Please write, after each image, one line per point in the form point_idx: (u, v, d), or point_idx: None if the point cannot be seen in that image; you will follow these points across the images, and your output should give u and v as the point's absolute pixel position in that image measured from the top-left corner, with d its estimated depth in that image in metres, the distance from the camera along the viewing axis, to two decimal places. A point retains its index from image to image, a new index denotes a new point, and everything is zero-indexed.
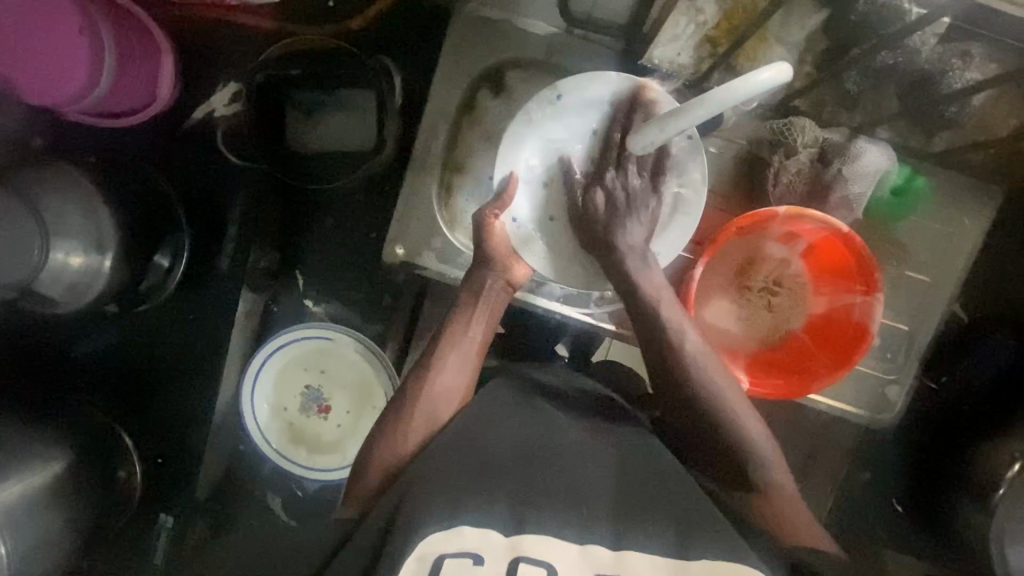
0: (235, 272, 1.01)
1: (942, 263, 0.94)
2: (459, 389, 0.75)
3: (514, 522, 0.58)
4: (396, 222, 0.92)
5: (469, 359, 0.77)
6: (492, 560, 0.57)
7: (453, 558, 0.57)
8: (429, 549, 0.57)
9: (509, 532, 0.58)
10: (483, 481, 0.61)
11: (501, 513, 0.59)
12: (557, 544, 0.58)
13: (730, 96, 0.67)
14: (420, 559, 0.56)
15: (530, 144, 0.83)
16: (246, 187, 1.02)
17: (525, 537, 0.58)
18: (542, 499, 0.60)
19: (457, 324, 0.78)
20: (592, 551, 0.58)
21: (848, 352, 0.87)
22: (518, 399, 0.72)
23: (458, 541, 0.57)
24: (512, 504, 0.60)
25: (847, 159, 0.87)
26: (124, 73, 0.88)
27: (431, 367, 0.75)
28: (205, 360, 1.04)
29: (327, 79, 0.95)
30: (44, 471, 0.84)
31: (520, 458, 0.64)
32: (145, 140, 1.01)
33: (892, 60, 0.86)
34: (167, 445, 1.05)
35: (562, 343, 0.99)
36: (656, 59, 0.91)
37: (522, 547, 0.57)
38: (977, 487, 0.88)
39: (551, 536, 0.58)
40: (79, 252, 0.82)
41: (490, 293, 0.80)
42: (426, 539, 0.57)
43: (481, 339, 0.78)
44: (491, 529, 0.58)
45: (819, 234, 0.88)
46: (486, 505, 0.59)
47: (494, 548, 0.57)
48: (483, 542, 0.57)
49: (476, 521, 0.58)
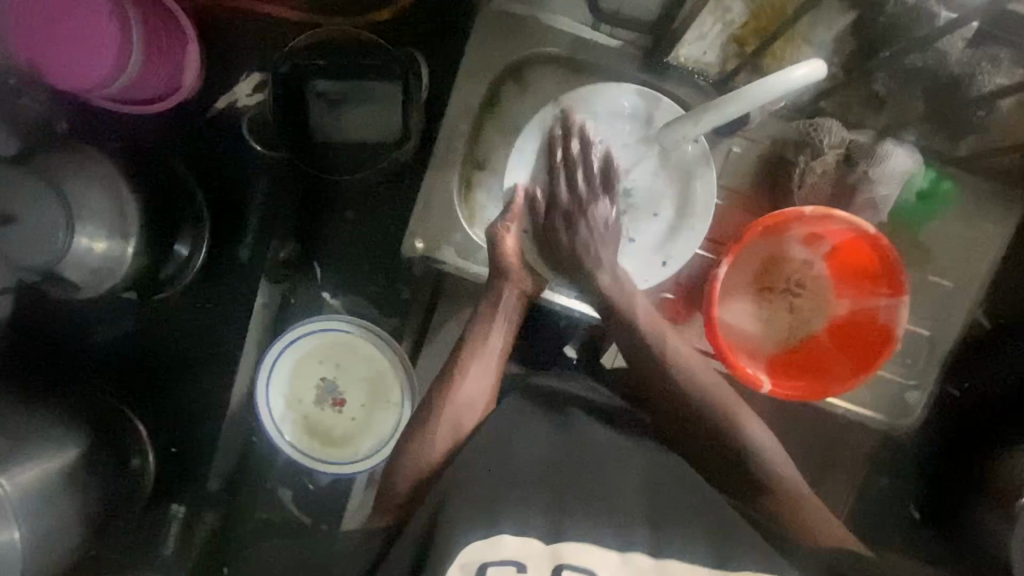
0: (254, 262, 1.01)
1: (965, 268, 0.93)
2: (480, 397, 0.76)
3: (552, 531, 0.59)
4: (417, 217, 0.92)
5: (492, 366, 0.78)
6: (535, 567, 0.58)
7: (496, 565, 0.58)
8: (470, 558, 0.58)
9: (549, 541, 0.59)
10: (521, 491, 0.62)
11: (541, 518, 0.60)
12: (597, 551, 0.59)
13: (765, 91, 0.66)
14: (462, 567, 0.57)
15: (538, 155, 0.83)
16: (268, 178, 1.02)
17: (565, 545, 0.58)
18: (578, 504, 0.61)
19: (476, 333, 0.79)
20: (632, 557, 0.59)
21: (870, 355, 0.87)
22: (539, 408, 0.72)
23: (499, 550, 0.58)
24: (547, 511, 0.61)
25: (875, 161, 0.87)
26: (151, 62, 0.88)
27: (455, 375, 0.76)
28: (221, 352, 1.04)
29: (352, 71, 0.94)
30: (59, 456, 0.84)
31: (555, 466, 0.65)
32: (166, 128, 1.00)
33: (921, 62, 0.85)
34: (181, 436, 1.05)
35: (570, 344, 0.98)
36: (682, 57, 0.91)
37: (564, 553, 0.58)
38: (996, 495, 0.88)
39: (591, 543, 0.59)
40: (103, 239, 0.82)
41: (504, 301, 0.80)
42: (468, 548, 0.58)
43: (501, 349, 0.80)
44: (532, 537, 0.59)
45: (843, 235, 0.87)
46: (525, 513, 0.60)
47: (535, 559, 0.58)
48: (524, 551, 0.58)
49: (517, 530, 0.59)
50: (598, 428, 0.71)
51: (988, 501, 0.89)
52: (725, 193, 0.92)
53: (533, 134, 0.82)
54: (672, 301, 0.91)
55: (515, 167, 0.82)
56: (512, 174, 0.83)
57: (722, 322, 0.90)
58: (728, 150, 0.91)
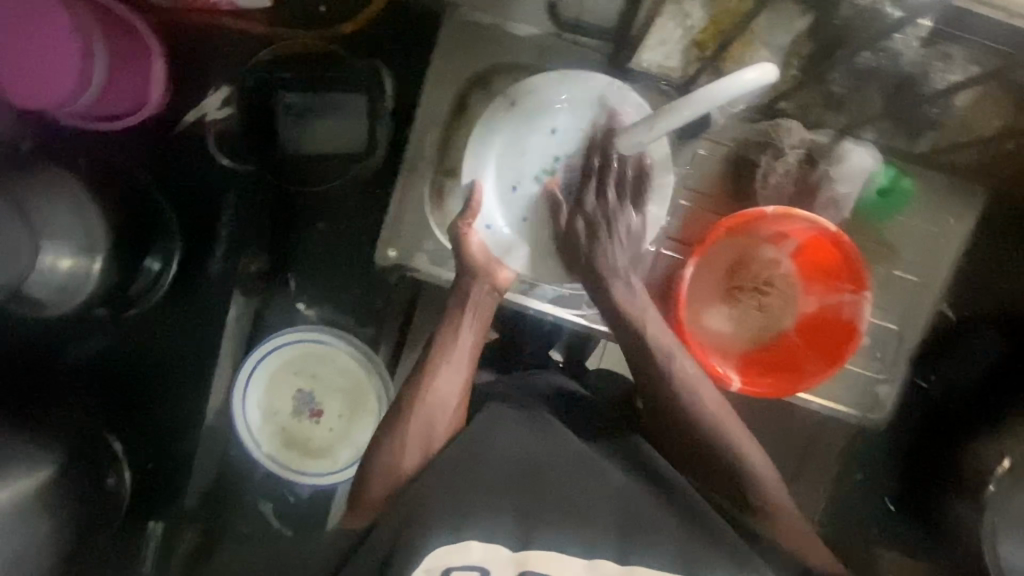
0: (226, 274, 1.02)
1: (929, 261, 0.95)
2: (455, 400, 0.76)
3: (520, 537, 0.61)
4: (388, 226, 0.92)
5: (464, 364, 0.78)
6: (497, 571, 0.60)
7: (460, 570, 0.59)
8: (437, 563, 0.59)
9: (515, 547, 0.60)
10: (489, 497, 0.63)
11: (510, 523, 0.61)
12: (564, 560, 0.60)
13: (718, 95, 0.67)
14: (427, 573, 0.58)
15: (495, 152, 0.85)
16: (237, 192, 1.02)
17: (531, 552, 0.60)
18: (548, 511, 0.63)
19: (446, 334, 0.79)
20: (600, 564, 0.61)
21: (836, 350, 0.88)
22: (515, 417, 0.71)
23: (467, 555, 0.59)
24: (517, 517, 0.62)
25: (834, 161, 0.89)
26: (116, 77, 0.89)
27: (426, 378, 0.76)
28: (196, 366, 1.04)
29: (319, 83, 0.95)
30: (32, 476, 0.83)
31: (524, 473, 0.65)
32: (137, 144, 1.01)
33: (875, 62, 0.86)
34: (159, 453, 1.05)
35: (555, 348, 1.02)
36: (644, 63, 0.93)
37: (529, 561, 0.60)
38: (966, 484, 0.89)
39: (558, 551, 0.60)
40: (68, 255, 0.82)
41: (479, 302, 0.80)
42: (438, 551, 0.59)
43: (473, 342, 0.79)
44: (499, 545, 0.60)
45: (808, 234, 0.88)
46: (493, 520, 0.61)
47: (499, 563, 0.60)
48: (490, 557, 0.60)
49: (484, 536, 0.60)
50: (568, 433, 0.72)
51: (959, 490, 0.90)
52: (693, 194, 0.93)
53: (492, 130, 0.84)
54: (644, 303, 0.92)
55: (474, 165, 0.84)
56: (469, 172, 0.84)
57: (692, 321, 0.92)
58: (694, 153, 0.92)
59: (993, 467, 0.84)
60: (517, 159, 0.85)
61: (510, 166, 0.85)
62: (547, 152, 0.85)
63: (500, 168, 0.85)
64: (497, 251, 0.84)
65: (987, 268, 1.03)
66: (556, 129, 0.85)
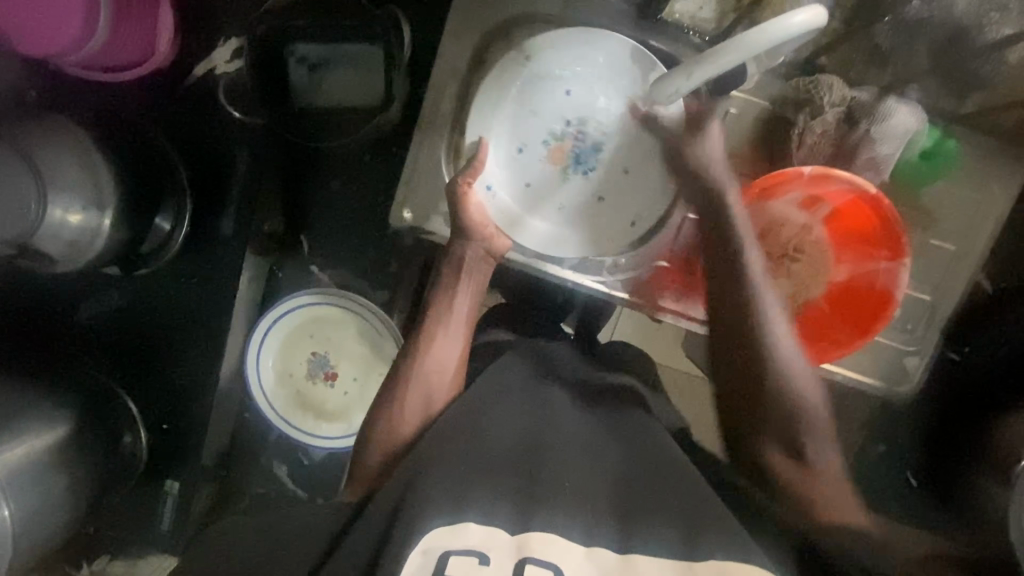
0: (239, 236, 0.96)
1: (970, 231, 0.90)
2: (453, 361, 0.75)
3: (519, 521, 0.57)
4: (402, 187, 0.90)
5: (461, 331, 0.77)
6: (498, 560, 0.54)
7: (459, 555, 0.54)
8: (434, 544, 0.54)
9: (515, 531, 0.56)
10: (486, 478, 0.60)
11: (508, 510, 0.57)
12: (563, 545, 0.55)
13: (759, 41, 0.62)
14: (425, 554, 0.54)
15: (503, 110, 0.83)
16: (247, 148, 0.96)
17: (531, 536, 0.55)
18: (549, 493, 0.59)
19: (442, 296, 0.78)
20: (597, 552, 0.56)
21: (866, 320, 0.85)
22: (517, 380, 0.72)
23: (464, 538, 0.55)
24: (516, 503, 0.58)
25: (876, 120, 0.84)
26: (122, 26, 0.84)
27: (424, 343, 0.75)
28: (206, 330, 1.01)
29: (334, 33, 0.90)
30: (47, 434, 0.83)
31: (522, 453, 0.63)
32: (145, 98, 0.97)
33: (925, 13, 0.84)
34: (171, 414, 1.02)
35: (567, 321, 1.02)
36: (676, 14, 0.88)
37: (529, 546, 0.55)
38: (991, 461, 0.86)
39: (558, 537, 0.56)
40: (78, 210, 0.79)
41: (471, 264, 0.80)
42: (430, 533, 0.55)
43: (469, 307, 0.78)
44: (498, 527, 0.56)
45: (844, 197, 0.84)
46: (491, 501, 0.58)
47: (499, 550, 0.55)
48: (489, 542, 0.55)
49: (481, 519, 0.56)
50: (576, 412, 0.71)
51: (986, 468, 0.87)
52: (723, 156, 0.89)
53: (505, 87, 0.82)
54: (666, 269, 0.89)
55: (481, 122, 0.82)
56: (475, 128, 0.82)
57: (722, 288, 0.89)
58: (727, 111, 0.87)
59: None
60: (524, 122, 0.84)
61: (519, 125, 0.84)
62: (559, 115, 0.84)
63: (507, 127, 0.84)
64: (492, 215, 0.83)
65: None
66: (570, 91, 0.83)
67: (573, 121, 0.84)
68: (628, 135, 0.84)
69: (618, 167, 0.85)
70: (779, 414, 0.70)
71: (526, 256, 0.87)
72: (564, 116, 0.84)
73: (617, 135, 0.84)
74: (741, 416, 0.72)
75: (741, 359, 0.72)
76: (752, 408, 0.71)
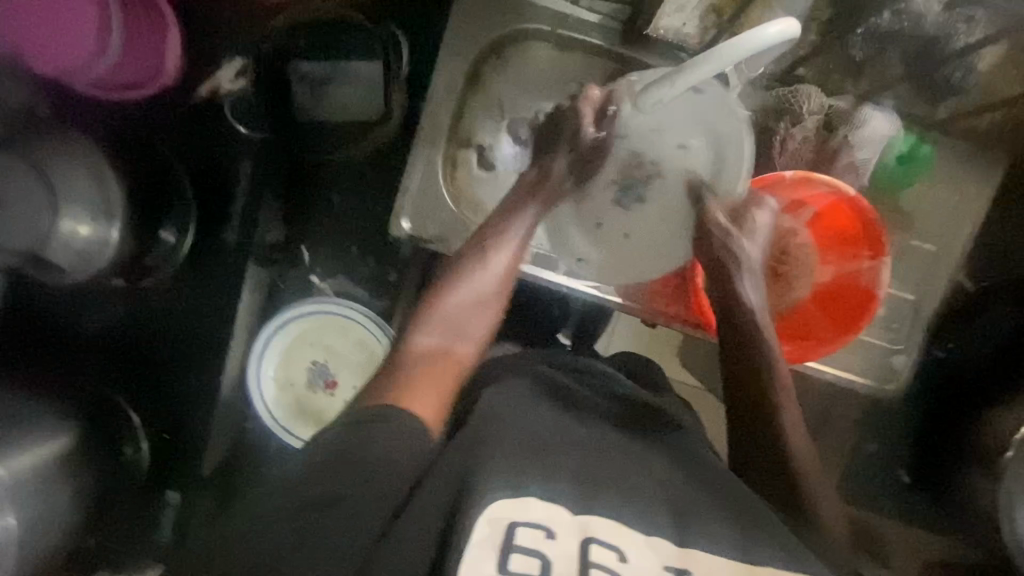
0: (241, 246, 1.02)
1: (947, 232, 0.94)
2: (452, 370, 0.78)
3: (580, 501, 0.59)
4: (402, 198, 0.94)
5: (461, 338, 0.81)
6: (563, 533, 0.56)
7: (525, 526, 0.56)
8: (501, 513, 0.56)
9: (576, 510, 0.58)
10: (543, 464, 0.62)
11: (567, 489, 0.59)
12: (622, 528, 0.58)
13: (737, 50, 0.65)
14: (491, 522, 0.55)
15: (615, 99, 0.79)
16: (251, 160, 1.01)
17: (592, 516, 0.57)
18: (599, 485, 0.61)
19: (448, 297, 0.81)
20: (656, 540, 0.58)
21: (851, 317, 0.89)
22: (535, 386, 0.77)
23: (527, 510, 0.56)
24: (575, 484, 0.60)
25: (852, 126, 0.88)
26: (132, 48, 0.88)
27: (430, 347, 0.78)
28: (210, 339, 1.04)
29: (335, 52, 0.94)
30: (52, 442, 0.84)
31: (566, 446, 0.66)
32: (149, 115, 1.00)
33: (896, 25, 0.86)
34: (174, 423, 1.05)
35: (564, 331, 1.04)
36: (660, 30, 0.91)
37: (591, 527, 0.57)
38: (979, 454, 0.90)
39: (613, 519, 0.58)
40: (87, 221, 0.82)
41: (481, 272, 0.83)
42: (496, 504, 0.56)
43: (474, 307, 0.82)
44: (559, 504, 0.58)
45: (826, 201, 0.87)
46: (550, 483, 0.59)
47: (564, 524, 0.57)
48: (552, 516, 0.57)
49: (546, 496, 0.58)
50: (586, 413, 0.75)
51: (976, 461, 0.90)
52: None
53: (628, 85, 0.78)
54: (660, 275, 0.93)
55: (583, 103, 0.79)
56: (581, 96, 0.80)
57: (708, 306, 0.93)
58: None
59: (1010, 435, 0.84)
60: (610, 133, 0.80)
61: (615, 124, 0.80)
62: (657, 152, 0.82)
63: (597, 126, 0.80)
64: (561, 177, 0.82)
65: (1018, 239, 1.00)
66: (682, 148, 0.82)
67: (657, 162, 0.83)
68: (684, 214, 0.84)
69: (656, 223, 0.85)
70: (770, 435, 0.74)
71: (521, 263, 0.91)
72: (660, 157, 0.82)
73: (678, 203, 0.84)
74: (749, 444, 0.75)
75: (737, 372, 0.77)
76: (751, 431, 0.75)
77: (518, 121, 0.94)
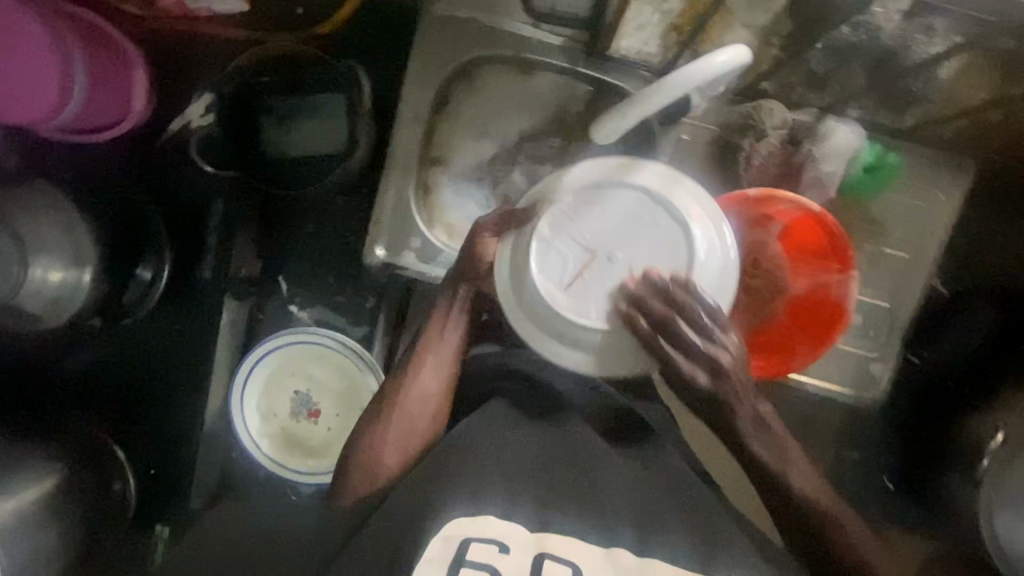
0: (217, 281, 1.02)
1: (919, 239, 0.94)
2: (435, 393, 0.80)
3: (534, 518, 0.67)
4: (375, 226, 0.94)
5: (445, 363, 0.81)
6: (517, 551, 0.65)
7: (478, 542, 0.65)
8: (453, 533, 0.65)
9: (533, 528, 0.66)
10: (506, 483, 0.69)
11: (527, 509, 0.68)
12: (581, 544, 0.66)
13: (693, 76, 0.67)
14: (445, 540, 0.65)
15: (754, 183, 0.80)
16: (223, 198, 1.03)
17: (548, 534, 0.66)
18: (559, 506, 0.69)
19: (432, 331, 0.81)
20: (616, 554, 0.66)
21: (824, 329, 0.88)
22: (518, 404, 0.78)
23: (481, 527, 0.66)
24: (535, 505, 0.68)
25: (817, 140, 0.88)
26: (96, 91, 0.88)
27: (410, 373, 0.80)
28: (193, 373, 1.05)
29: (300, 89, 0.96)
30: (35, 485, 0.85)
31: (538, 466, 0.72)
32: (120, 154, 1.01)
33: (854, 38, 0.84)
34: (161, 458, 1.06)
35: None
36: (621, 50, 0.92)
37: (547, 543, 0.66)
38: (961, 459, 0.89)
39: (573, 536, 0.67)
40: (58, 268, 0.84)
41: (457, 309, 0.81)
42: (450, 524, 0.65)
43: (458, 345, 0.82)
44: (516, 524, 0.67)
45: (792, 215, 0.88)
46: (509, 499, 0.68)
47: (520, 545, 0.65)
48: (506, 532, 0.66)
49: (501, 513, 0.67)
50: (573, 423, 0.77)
51: (953, 466, 0.91)
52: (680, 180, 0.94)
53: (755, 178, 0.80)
54: None
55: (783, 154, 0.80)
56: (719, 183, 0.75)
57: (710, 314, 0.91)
58: (679, 139, 0.92)
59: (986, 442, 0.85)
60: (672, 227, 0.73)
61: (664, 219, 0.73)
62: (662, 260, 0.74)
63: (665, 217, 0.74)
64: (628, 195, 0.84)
65: (990, 242, 1.02)
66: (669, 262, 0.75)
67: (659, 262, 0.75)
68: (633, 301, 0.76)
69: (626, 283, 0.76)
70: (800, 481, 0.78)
71: None
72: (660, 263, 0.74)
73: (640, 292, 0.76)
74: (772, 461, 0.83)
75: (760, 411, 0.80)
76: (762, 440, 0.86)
77: (487, 144, 0.97)
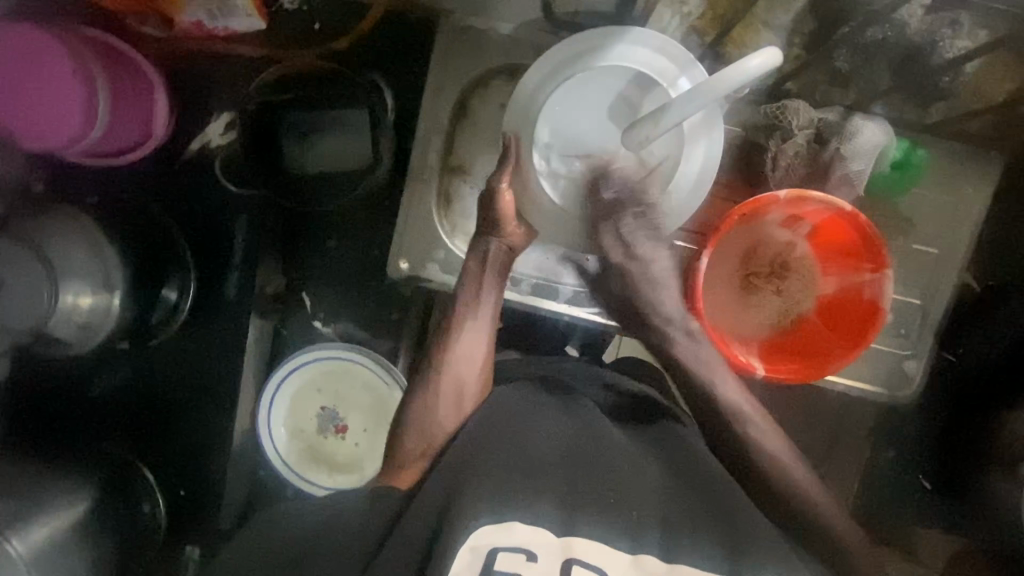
0: (242, 300, 1.02)
1: (951, 234, 0.93)
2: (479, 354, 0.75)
3: (562, 522, 0.57)
4: (397, 239, 0.93)
5: (484, 329, 0.77)
6: (545, 560, 0.55)
7: (507, 552, 0.55)
8: (482, 542, 0.55)
9: (560, 533, 0.57)
10: (530, 483, 0.60)
11: (552, 512, 0.57)
12: (609, 553, 0.57)
13: (723, 84, 0.65)
14: (472, 552, 0.55)
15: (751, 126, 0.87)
16: (246, 215, 1.02)
17: (575, 538, 0.56)
18: (586, 505, 0.59)
19: (468, 289, 0.77)
20: (644, 558, 0.56)
21: (859, 332, 0.86)
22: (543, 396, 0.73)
23: (511, 536, 0.56)
24: (560, 505, 0.58)
25: (845, 137, 0.86)
26: (118, 114, 0.88)
27: (450, 339, 0.76)
28: (219, 391, 1.05)
29: (321, 104, 0.95)
30: (67, 511, 0.84)
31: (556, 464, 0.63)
32: (143, 175, 1.01)
33: (879, 35, 0.87)
34: (189, 479, 1.05)
35: (571, 343, 0.99)
36: None
37: (573, 548, 0.56)
38: (1001, 456, 0.87)
39: (602, 543, 0.57)
40: (88, 293, 0.83)
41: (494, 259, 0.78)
42: (477, 533, 0.55)
43: (495, 304, 0.78)
44: (544, 528, 0.57)
45: (820, 216, 0.86)
46: (535, 502, 0.58)
47: (547, 551, 0.56)
48: (535, 541, 0.56)
49: (527, 519, 0.57)
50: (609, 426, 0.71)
51: (995, 463, 0.88)
52: None
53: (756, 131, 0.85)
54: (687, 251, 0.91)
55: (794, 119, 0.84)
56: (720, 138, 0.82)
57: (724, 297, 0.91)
58: None
59: None
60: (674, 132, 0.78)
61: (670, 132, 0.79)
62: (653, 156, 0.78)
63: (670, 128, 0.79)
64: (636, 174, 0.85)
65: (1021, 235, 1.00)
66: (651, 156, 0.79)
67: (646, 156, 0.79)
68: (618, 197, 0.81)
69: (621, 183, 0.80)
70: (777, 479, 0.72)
71: (522, 293, 0.92)
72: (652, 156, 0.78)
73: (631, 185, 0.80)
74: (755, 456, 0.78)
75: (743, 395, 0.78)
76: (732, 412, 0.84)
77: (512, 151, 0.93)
